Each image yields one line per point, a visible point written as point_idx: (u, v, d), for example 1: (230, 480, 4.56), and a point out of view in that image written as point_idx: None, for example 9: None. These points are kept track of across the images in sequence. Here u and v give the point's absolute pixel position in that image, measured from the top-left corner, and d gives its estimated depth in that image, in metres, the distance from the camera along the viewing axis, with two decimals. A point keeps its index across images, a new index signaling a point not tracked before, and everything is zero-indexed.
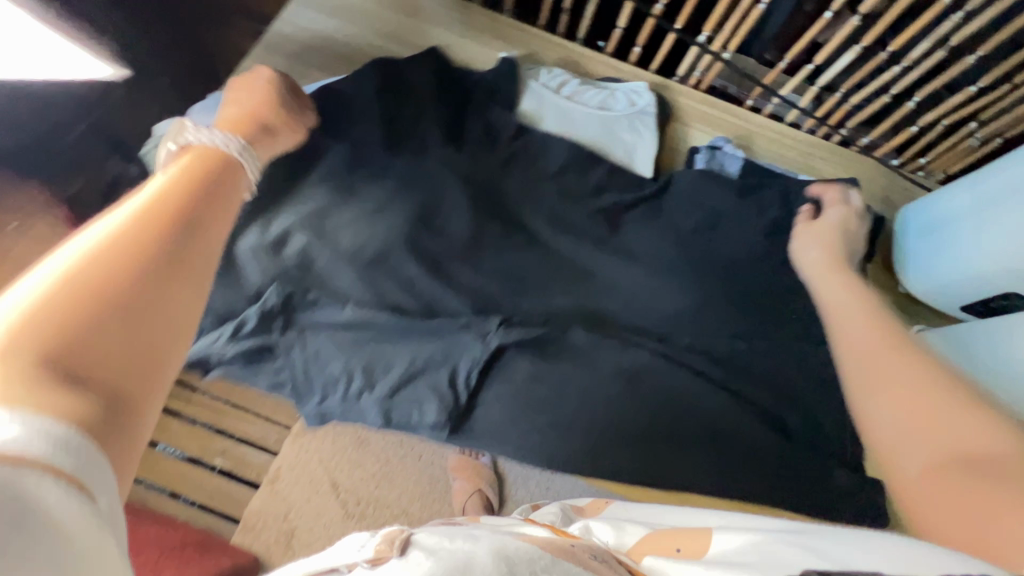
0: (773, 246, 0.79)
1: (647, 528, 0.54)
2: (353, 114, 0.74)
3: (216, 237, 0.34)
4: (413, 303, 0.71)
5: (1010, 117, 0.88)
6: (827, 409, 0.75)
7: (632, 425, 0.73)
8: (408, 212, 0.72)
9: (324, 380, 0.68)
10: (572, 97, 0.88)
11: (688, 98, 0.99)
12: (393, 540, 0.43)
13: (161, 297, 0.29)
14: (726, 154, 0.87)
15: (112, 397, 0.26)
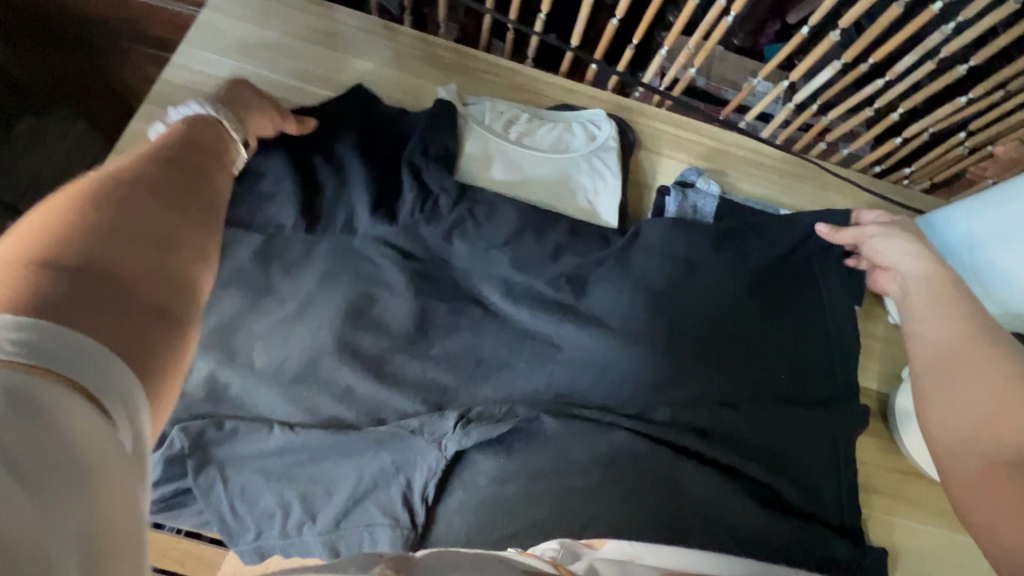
0: (754, 300, 0.70)
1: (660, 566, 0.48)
2: (260, 196, 0.63)
3: (210, 198, 0.43)
4: (352, 412, 0.61)
5: (1003, 126, 0.80)
6: (821, 475, 0.69)
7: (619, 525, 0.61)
8: (335, 305, 0.62)
9: (256, 516, 0.58)
10: (523, 137, 0.77)
11: (653, 120, 0.89)
12: None
13: (172, 230, 0.37)
14: (699, 193, 0.78)
15: (156, 311, 0.33)
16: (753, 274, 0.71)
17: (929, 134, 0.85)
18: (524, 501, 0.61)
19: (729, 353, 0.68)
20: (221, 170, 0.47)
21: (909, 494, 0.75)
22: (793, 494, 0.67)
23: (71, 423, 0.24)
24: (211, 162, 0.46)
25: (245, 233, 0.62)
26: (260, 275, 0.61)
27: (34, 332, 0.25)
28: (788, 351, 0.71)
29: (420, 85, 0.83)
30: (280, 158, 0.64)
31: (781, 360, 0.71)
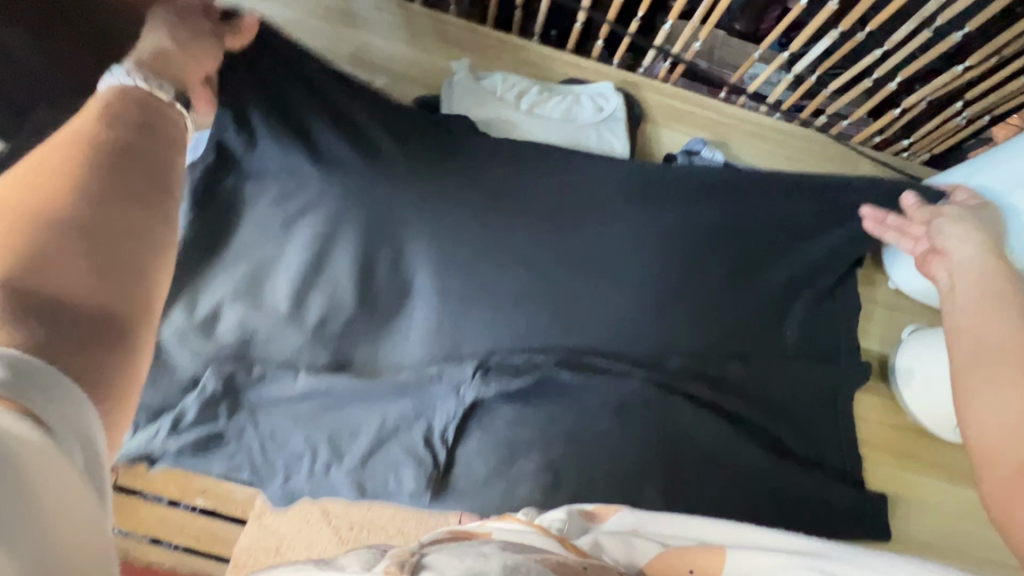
0: (761, 259, 0.74)
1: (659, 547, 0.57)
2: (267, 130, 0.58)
3: (168, 178, 0.38)
4: (375, 359, 0.64)
5: (997, 95, 0.84)
6: (823, 425, 0.73)
7: (629, 461, 0.68)
8: (355, 258, 0.61)
9: (287, 458, 0.62)
10: (534, 109, 0.80)
11: (658, 94, 0.92)
12: (404, 562, 0.40)
13: (122, 222, 0.33)
14: (704, 160, 0.81)
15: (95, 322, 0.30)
16: (762, 228, 0.73)
17: (927, 104, 0.88)
18: (542, 441, 0.66)
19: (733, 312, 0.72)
20: (178, 140, 0.41)
21: (913, 451, 0.77)
22: (789, 447, 0.71)
23: (26, 450, 0.23)
24: (167, 130, 0.40)
25: (265, 179, 0.58)
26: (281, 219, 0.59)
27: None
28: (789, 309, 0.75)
29: (435, 63, 0.86)
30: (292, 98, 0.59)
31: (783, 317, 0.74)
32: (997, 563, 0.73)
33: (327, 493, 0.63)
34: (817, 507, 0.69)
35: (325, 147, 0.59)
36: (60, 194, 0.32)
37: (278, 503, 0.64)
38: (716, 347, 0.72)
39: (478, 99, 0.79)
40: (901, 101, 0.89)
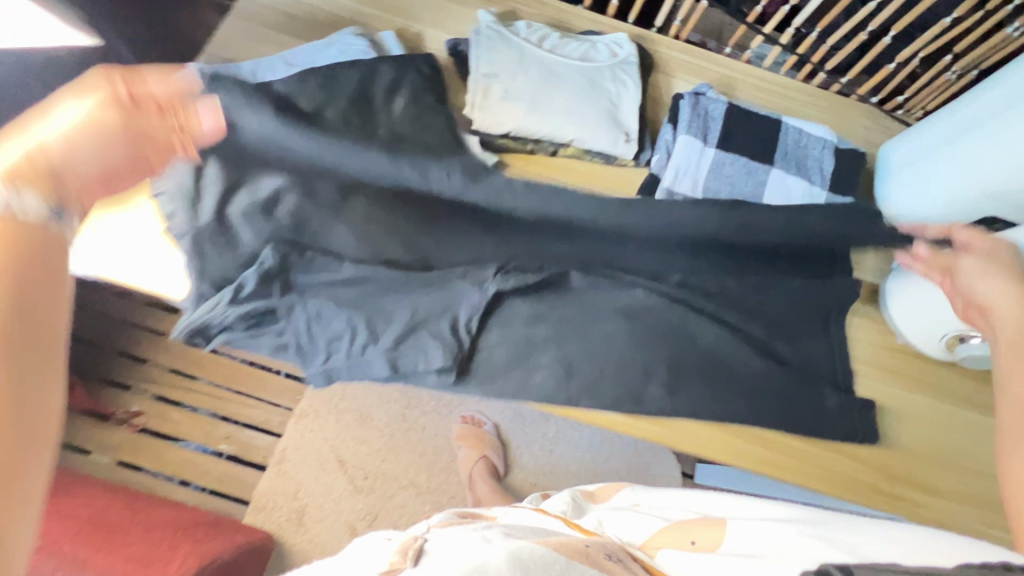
0: (756, 187, 0.83)
1: (661, 520, 0.62)
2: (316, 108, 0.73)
3: (53, 329, 0.32)
4: (409, 256, 0.72)
5: (983, 49, 0.90)
6: (816, 338, 0.79)
7: (635, 358, 0.74)
8: (420, 151, 0.71)
9: (328, 337, 0.69)
10: (554, 51, 0.87)
11: (670, 48, 0.99)
12: (405, 553, 0.56)
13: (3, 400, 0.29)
14: (709, 98, 0.85)
15: None
16: (751, 165, 0.83)
17: (919, 60, 0.95)
18: (555, 333, 0.75)
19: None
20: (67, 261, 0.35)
21: (902, 370, 0.82)
22: (784, 354, 0.78)
23: None
24: (58, 260, 0.34)
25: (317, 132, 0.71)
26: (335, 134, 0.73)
27: None
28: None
29: (466, 11, 0.94)
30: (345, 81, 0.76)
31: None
32: (978, 470, 0.78)
33: (360, 375, 0.69)
34: (812, 408, 0.76)
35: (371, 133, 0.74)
36: None
37: (316, 383, 0.70)
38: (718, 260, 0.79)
39: (495, 43, 0.84)
40: (895, 58, 0.96)
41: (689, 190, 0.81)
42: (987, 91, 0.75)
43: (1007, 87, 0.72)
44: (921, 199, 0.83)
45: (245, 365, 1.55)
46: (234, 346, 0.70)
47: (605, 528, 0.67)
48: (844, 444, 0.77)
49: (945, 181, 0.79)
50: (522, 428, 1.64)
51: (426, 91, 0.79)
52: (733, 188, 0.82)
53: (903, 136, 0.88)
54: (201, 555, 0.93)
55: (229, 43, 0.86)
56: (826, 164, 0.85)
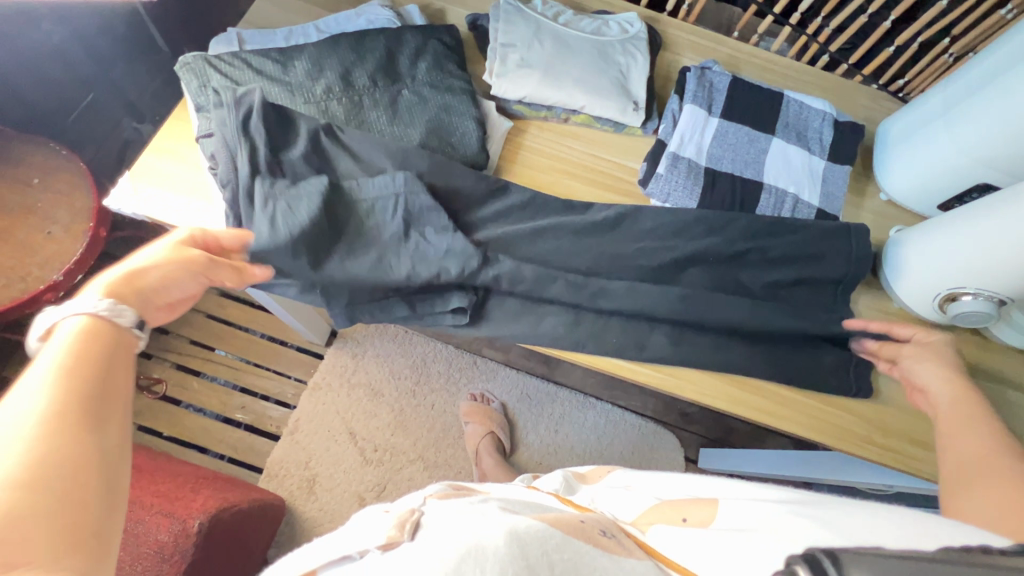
0: (759, 154, 0.87)
1: (655, 501, 0.65)
2: (346, 76, 0.79)
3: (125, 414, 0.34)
4: None
5: (980, 31, 0.94)
6: (813, 299, 0.83)
7: (639, 308, 0.79)
8: (431, 206, 0.74)
9: (354, 280, 0.73)
10: (568, 26, 0.92)
11: (679, 29, 1.04)
12: (403, 526, 0.52)
13: (85, 477, 0.30)
14: (715, 73, 0.90)
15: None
16: (753, 134, 0.87)
17: (919, 44, 0.99)
18: (566, 282, 0.79)
19: (733, 195, 0.85)
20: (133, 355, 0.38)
21: None
22: (781, 312, 0.81)
23: None
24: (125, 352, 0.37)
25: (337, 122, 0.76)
26: (353, 116, 0.78)
27: None
28: (786, 196, 0.85)
29: None
30: (375, 48, 0.81)
31: (780, 203, 0.85)
32: None
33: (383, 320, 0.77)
34: (807, 364, 0.80)
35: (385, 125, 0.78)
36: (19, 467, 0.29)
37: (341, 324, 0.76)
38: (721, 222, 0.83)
39: (512, 17, 0.89)
40: (895, 41, 1.01)
41: (694, 154, 0.85)
42: (986, 59, 0.78)
43: (1007, 54, 0.75)
44: (922, 167, 0.86)
45: (264, 339, 1.62)
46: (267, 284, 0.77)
47: (605, 509, 0.70)
48: (838, 396, 0.80)
49: (943, 147, 0.82)
50: (528, 408, 1.68)
51: (448, 59, 0.84)
52: (736, 155, 0.86)
53: (907, 107, 0.91)
54: (222, 499, 0.99)
55: (267, 13, 0.92)
56: (825, 135, 0.89)
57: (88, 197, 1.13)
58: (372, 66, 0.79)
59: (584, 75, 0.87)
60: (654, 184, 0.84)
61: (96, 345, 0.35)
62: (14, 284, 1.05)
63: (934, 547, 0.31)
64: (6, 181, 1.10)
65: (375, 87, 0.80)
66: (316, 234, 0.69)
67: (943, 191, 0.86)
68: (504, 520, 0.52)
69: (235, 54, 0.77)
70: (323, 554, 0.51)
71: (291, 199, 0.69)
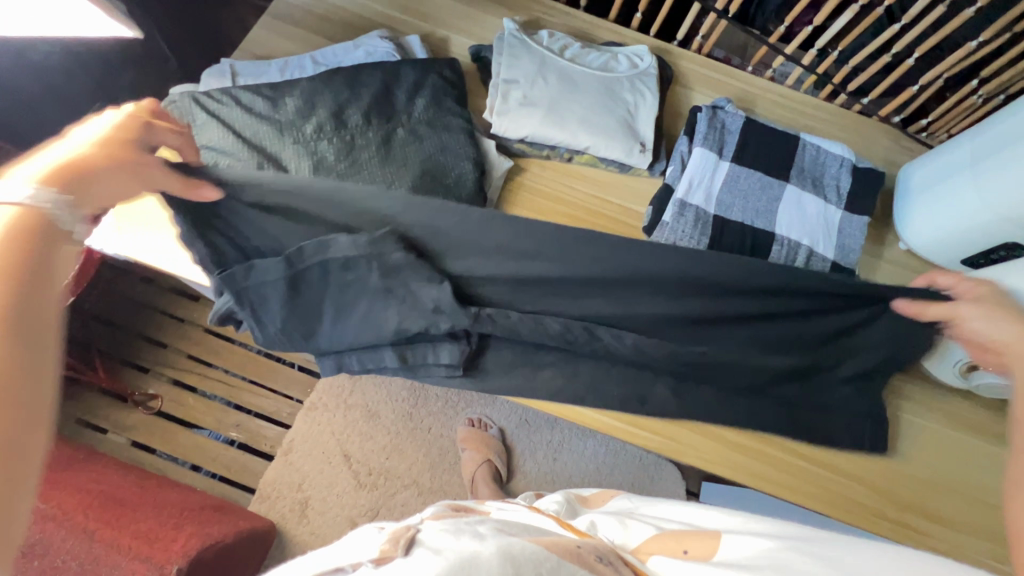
0: (771, 201, 0.82)
1: (655, 529, 0.62)
2: (338, 114, 0.76)
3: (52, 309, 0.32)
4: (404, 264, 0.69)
5: (1011, 73, 0.89)
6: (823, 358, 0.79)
7: (637, 364, 0.75)
8: (407, 263, 0.66)
9: (344, 335, 0.71)
10: (574, 60, 0.88)
11: (690, 61, 1.00)
12: (397, 542, 0.53)
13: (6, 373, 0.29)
14: (727, 112, 0.85)
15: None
16: (767, 180, 0.83)
17: (944, 81, 0.94)
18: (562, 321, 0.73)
19: (742, 243, 0.81)
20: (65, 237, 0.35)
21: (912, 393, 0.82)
22: (790, 374, 0.77)
23: None
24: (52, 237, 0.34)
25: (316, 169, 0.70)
26: (342, 158, 0.74)
27: None
28: (797, 248, 0.81)
29: (491, 18, 0.95)
30: (371, 84, 0.78)
31: (793, 254, 0.81)
32: (980, 498, 0.78)
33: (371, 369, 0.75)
34: (806, 429, 0.77)
35: (373, 169, 0.74)
36: None
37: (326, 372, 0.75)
38: (740, 276, 0.70)
39: (515, 51, 0.86)
40: (919, 79, 0.95)
41: (702, 201, 0.81)
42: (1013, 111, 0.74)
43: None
44: (950, 223, 0.81)
45: (260, 355, 1.59)
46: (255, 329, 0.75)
47: (592, 528, 0.66)
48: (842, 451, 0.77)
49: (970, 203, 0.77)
50: (527, 434, 1.64)
51: (446, 94, 0.81)
52: (747, 204, 0.82)
53: (930, 154, 0.87)
54: (205, 535, 0.96)
55: (264, 40, 0.89)
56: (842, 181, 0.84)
57: None
58: (365, 105, 0.77)
59: (589, 114, 0.83)
60: (658, 232, 0.81)
61: (28, 236, 0.33)
62: None
63: None
64: None
65: (365, 129, 0.76)
66: (296, 311, 0.68)
67: (974, 250, 0.80)
68: (493, 541, 0.53)
69: (224, 90, 0.75)
70: (318, 565, 0.52)
71: (258, 278, 0.65)
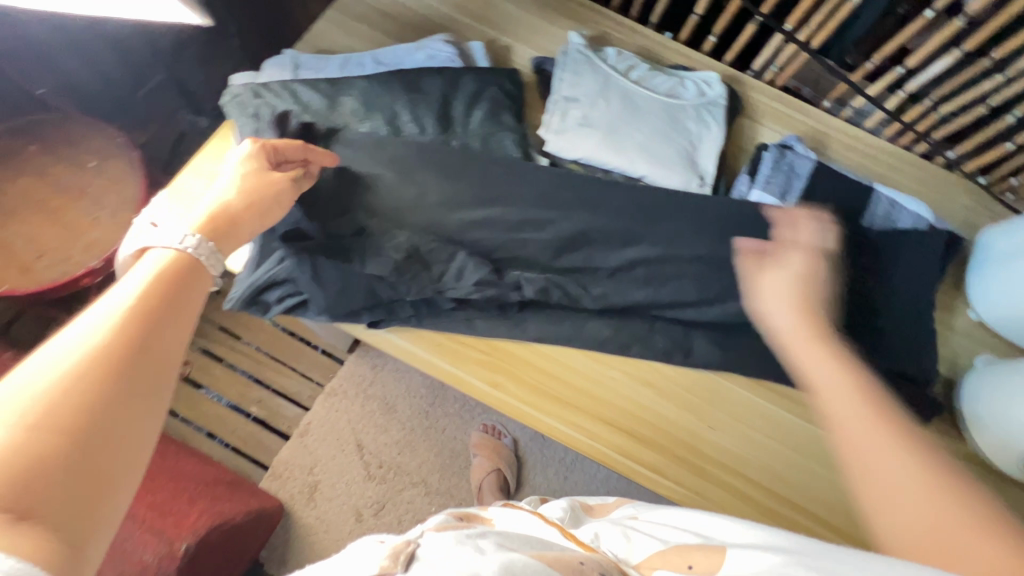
0: (842, 253, 0.76)
1: (658, 542, 0.52)
2: (397, 120, 0.75)
3: (169, 359, 0.36)
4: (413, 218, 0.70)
5: None
6: None
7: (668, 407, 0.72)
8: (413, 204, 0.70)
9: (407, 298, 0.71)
10: (640, 82, 0.85)
11: (761, 93, 0.95)
12: (397, 557, 0.49)
13: (116, 416, 0.32)
14: (797, 155, 0.82)
15: (68, 524, 0.29)
16: (837, 229, 0.76)
17: None
18: (610, 281, 0.74)
19: (804, 278, 0.75)
20: (194, 289, 0.41)
21: None
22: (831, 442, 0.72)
23: None
24: (187, 292, 0.40)
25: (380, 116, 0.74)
26: (386, 166, 0.71)
27: None
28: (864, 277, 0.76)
29: (557, 30, 0.92)
30: (433, 91, 0.77)
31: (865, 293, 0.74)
32: None
33: (406, 325, 0.74)
34: (834, 494, 0.74)
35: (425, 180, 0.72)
36: (74, 398, 0.31)
37: (362, 327, 0.75)
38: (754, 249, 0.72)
39: (580, 68, 0.83)
40: (1015, 138, 0.88)
41: (773, 194, 0.80)
42: None
43: None
44: (1008, 309, 0.78)
45: (286, 335, 1.61)
46: (289, 312, 0.72)
47: (598, 543, 0.56)
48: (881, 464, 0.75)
49: None
50: (540, 449, 1.61)
51: (504, 108, 0.79)
52: (803, 230, 0.76)
53: (993, 230, 0.81)
54: (216, 513, 0.97)
55: (328, 32, 0.89)
56: (901, 223, 0.80)
57: (137, 184, 1.14)
58: (428, 112, 0.76)
59: (649, 141, 0.80)
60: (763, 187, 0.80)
61: (176, 276, 0.40)
62: (55, 265, 1.07)
63: None
64: (61, 159, 1.12)
65: (420, 138, 0.75)
66: (351, 274, 0.68)
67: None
68: (492, 555, 0.45)
69: (285, 84, 0.75)
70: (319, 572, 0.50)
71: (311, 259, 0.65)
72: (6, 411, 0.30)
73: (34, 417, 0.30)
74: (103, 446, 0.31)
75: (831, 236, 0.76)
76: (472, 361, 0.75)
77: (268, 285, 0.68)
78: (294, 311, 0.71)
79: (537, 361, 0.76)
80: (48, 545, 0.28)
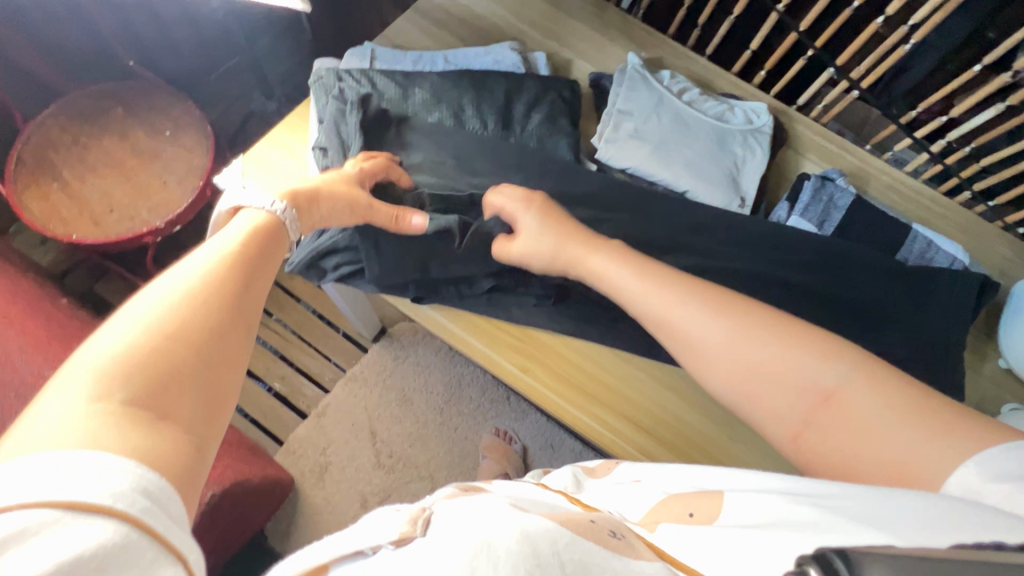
0: (875, 284, 0.78)
1: (662, 495, 0.52)
2: (463, 115, 0.81)
3: (261, 303, 0.43)
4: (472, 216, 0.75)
5: None
6: None
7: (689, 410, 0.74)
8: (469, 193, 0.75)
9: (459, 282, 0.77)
10: (691, 104, 0.89)
11: (807, 127, 0.98)
12: (416, 519, 0.43)
13: (226, 342, 0.38)
14: (838, 187, 0.85)
15: (193, 424, 0.34)
16: (870, 262, 0.79)
17: None
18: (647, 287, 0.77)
19: (835, 304, 0.77)
20: (274, 255, 0.48)
21: None
22: None
23: (158, 486, 0.29)
24: (269, 254, 0.47)
25: (447, 111, 0.81)
26: (449, 155, 0.78)
27: (152, 478, 0.29)
28: (898, 305, 0.77)
29: (616, 49, 0.97)
30: (498, 91, 0.83)
31: (893, 323, 0.76)
32: None
33: (447, 304, 0.79)
34: None
35: (483, 171, 0.78)
36: (196, 322, 0.37)
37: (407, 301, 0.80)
38: (776, 272, 0.77)
39: (636, 85, 0.88)
40: None
41: (812, 224, 0.83)
42: None
43: None
44: None
45: (315, 316, 1.67)
46: (346, 281, 0.77)
47: (603, 503, 0.55)
48: None
49: None
50: (549, 459, 1.62)
51: (562, 112, 0.84)
52: (835, 258, 0.78)
53: None
54: (238, 471, 1.01)
55: (404, 31, 0.96)
56: (938, 262, 0.82)
57: (206, 155, 1.22)
58: (492, 110, 0.82)
59: (696, 160, 0.83)
60: (805, 216, 0.83)
61: (260, 239, 0.47)
62: (123, 221, 1.15)
63: (945, 546, 0.29)
64: (140, 124, 1.21)
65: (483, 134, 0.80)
66: (411, 256, 0.73)
67: None
68: (510, 517, 0.40)
69: (364, 72, 0.82)
70: (335, 547, 0.42)
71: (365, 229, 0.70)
72: (138, 330, 0.35)
73: (166, 337, 0.35)
74: (215, 365, 0.37)
75: (863, 267, 0.78)
76: (506, 346, 0.79)
77: (328, 251, 0.74)
78: (351, 279, 0.76)
79: (567, 352, 0.79)
80: (183, 444, 0.33)
